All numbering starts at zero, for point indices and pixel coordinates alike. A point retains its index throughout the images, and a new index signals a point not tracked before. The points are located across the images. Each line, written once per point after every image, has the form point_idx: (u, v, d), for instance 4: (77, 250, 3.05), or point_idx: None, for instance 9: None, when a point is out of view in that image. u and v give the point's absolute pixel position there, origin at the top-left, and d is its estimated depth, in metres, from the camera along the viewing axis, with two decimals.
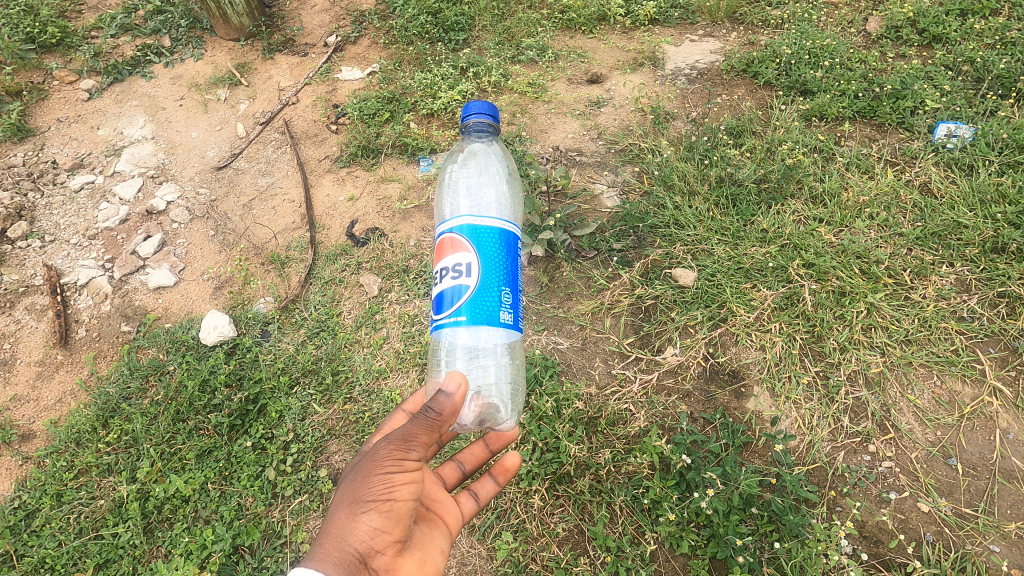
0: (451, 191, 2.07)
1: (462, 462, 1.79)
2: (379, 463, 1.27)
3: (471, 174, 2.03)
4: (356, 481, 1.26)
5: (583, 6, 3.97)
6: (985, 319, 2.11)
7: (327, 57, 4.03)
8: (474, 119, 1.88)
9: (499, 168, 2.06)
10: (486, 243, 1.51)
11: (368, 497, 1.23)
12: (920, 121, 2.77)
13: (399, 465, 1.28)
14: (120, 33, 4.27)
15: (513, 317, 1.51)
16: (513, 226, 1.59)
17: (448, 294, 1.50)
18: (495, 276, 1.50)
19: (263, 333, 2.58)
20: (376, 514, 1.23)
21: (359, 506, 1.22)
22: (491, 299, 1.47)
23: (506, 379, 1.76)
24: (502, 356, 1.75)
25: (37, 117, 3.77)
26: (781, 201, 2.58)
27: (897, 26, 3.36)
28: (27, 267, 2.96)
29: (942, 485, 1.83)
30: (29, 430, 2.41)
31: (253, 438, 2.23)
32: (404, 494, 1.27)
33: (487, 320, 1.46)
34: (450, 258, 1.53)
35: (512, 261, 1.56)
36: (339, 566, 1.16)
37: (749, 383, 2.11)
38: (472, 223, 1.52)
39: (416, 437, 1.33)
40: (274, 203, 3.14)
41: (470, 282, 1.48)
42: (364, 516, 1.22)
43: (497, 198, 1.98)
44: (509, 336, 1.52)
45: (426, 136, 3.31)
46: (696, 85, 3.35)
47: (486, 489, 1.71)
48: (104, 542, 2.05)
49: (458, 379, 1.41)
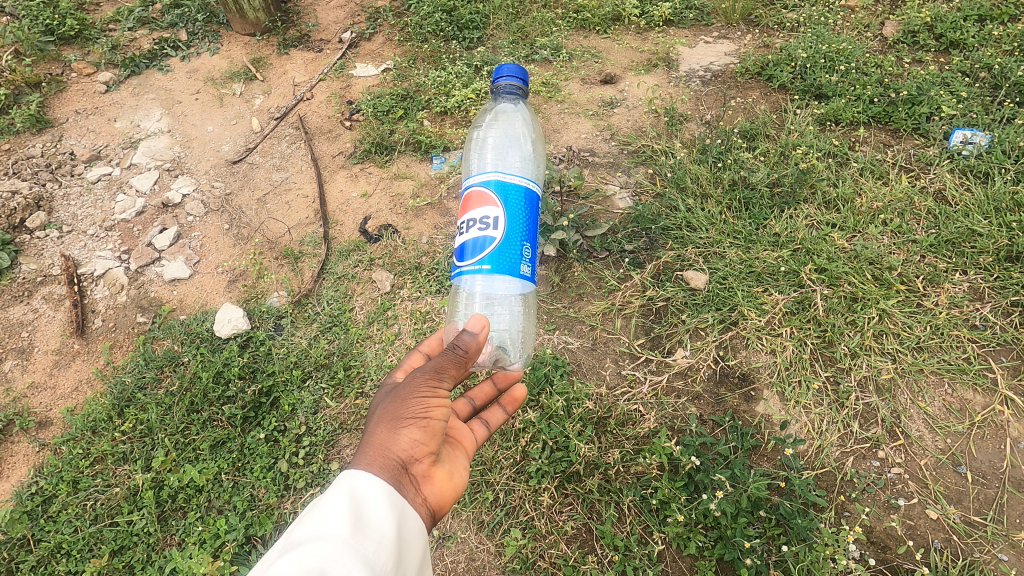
0: (479, 150, 2.12)
1: (472, 398, 1.83)
2: (415, 388, 1.36)
3: (498, 133, 2.06)
4: (394, 402, 1.35)
5: (598, 6, 3.98)
6: (998, 327, 2.11)
7: (342, 53, 4.06)
8: (505, 81, 1.91)
9: (525, 127, 2.09)
10: (512, 199, 1.56)
11: (407, 415, 1.33)
12: (935, 128, 2.77)
13: (434, 391, 1.38)
14: (138, 26, 4.33)
15: (530, 272, 1.58)
16: (535, 186, 1.64)
17: (472, 244, 1.55)
18: (518, 231, 1.56)
19: (276, 326, 2.61)
20: (414, 429, 1.32)
21: (399, 422, 1.31)
22: (513, 252, 1.53)
23: (518, 326, 1.87)
24: (516, 304, 1.86)
25: (55, 108, 3.81)
26: (794, 206, 2.58)
27: (915, 31, 3.35)
28: (45, 257, 3.00)
29: (952, 493, 1.83)
30: (46, 417, 2.45)
31: (267, 430, 2.26)
32: (438, 414, 1.38)
33: (509, 271, 1.52)
34: (476, 210, 1.58)
35: (533, 219, 1.62)
36: (385, 470, 1.24)
37: (760, 387, 2.12)
38: (500, 179, 1.57)
39: (448, 370, 1.39)
40: (288, 198, 3.17)
41: (495, 235, 1.53)
42: (404, 430, 1.31)
43: (522, 158, 2.02)
44: (524, 289, 1.59)
45: (440, 133, 3.33)
46: (711, 87, 3.35)
47: (497, 417, 1.78)
48: (119, 529, 2.08)
49: (481, 322, 1.47)
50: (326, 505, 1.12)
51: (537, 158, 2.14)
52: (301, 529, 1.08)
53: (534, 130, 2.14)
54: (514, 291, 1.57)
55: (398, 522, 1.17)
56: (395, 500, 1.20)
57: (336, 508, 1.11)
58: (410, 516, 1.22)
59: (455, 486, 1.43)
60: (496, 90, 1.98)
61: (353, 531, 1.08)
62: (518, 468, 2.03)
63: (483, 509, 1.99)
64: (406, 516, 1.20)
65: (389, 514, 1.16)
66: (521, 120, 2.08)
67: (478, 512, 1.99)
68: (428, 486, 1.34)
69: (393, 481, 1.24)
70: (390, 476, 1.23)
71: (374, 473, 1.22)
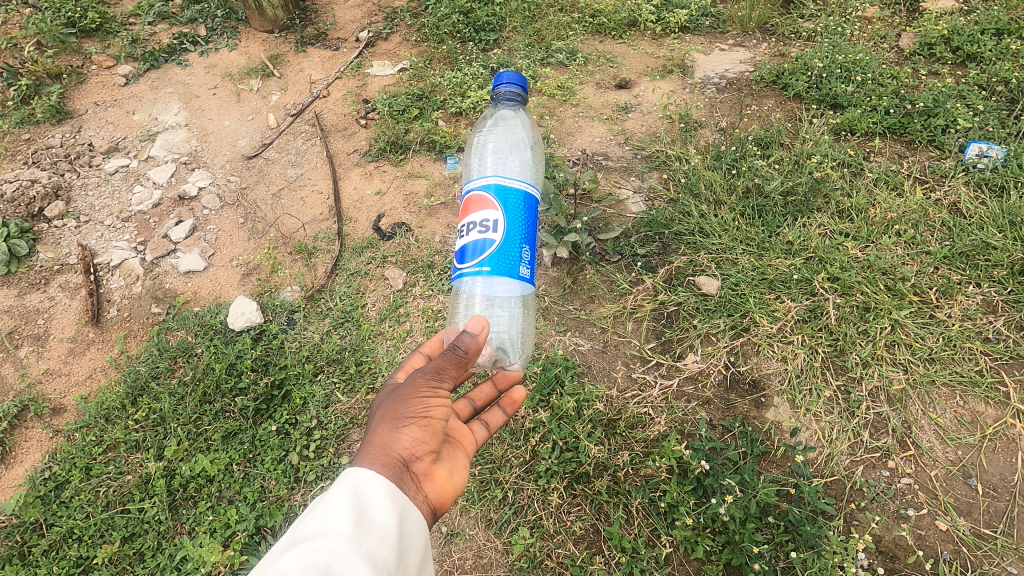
0: (478, 151, 2.12)
1: (472, 399, 1.85)
2: (415, 388, 1.37)
3: (499, 139, 2.05)
4: (396, 402, 1.37)
5: (614, 11, 4.01)
6: (1010, 341, 2.11)
7: (359, 51, 4.09)
8: (503, 89, 1.89)
9: (526, 134, 2.08)
10: (510, 202, 1.57)
11: (408, 414, 1.34)
12: (951, 140, 2.77)
13: (433, 391, 1.39)
14: (157, 20, 4.38)
15: (530, 274, 1.59)
16: (535, 190, 1.65)
17: (472, 246, 1.56)
18: (517, 234, 1.56)
19: (289, 320, 2.63)
20: (415, 428, 1.34)
21: (400, 421, 1.32)
22: (512, 254, 1.54)
23: (517, 327, 1.85)
24: (517, 307, 1.83)
25: (75, 99, 3.86)
26: (808, 214, 2.59)
27: (931, 43, 3.36)
28: (63, 246, 3.03)
29: (961, 505, 1.83)
30: (60, 404, 2.47)
31: (278, 423, 2.28)
32: (439, 413, 1.40)
33: (508, 273, 1.53)
34: (472, 215, 1.60)
35: (533, 221, 1.62)
36: (386, 468, 1.25)
37: (770, 393, 2.12)
38: (499, 183, 1.58)
39: (447, 370, 1.40)
40: (303, 193, 3.20)
41: (495, 237, 1.54)
42: (405, 429, 1.33)
43: (521, 165, 2.01)
44: (523, 291, 1.61)
45: (454, 134, 3.35)
46: (726, 94, 3.36)
47: (496, 419, 1.79)
48: (131, 516, 2.09)
49: (481, 323, 1.46)
50: (330, 502, 1.13)
51: (537, 163, 2.14)
52: (306, 525, 1.09)
53: (534, 135, 2.13)
54: (514, 293, 1.58)
55: (399, 518, 1.18)
56: (397, 498, 1.21)
57: (339, 505, 1.12)
58: (412, 513, 1.23)
59: (456, 484, 1.44)
60: (496, 97, 1.96)
61: (356, 527, 1.09)
62: (528, 467, 2.05)
63: (491, 507, 2.00)
64: (407, 511, 1.22)
65: (391, 511, 1.17)
66: (521, 127, 2.07)
67: (486, 510, 2.00)
68: (428, 484, 1.35)
69: (394, 479, 1.25)
70: (391, 474, 1.25)
71: (376, 471, 1.23)
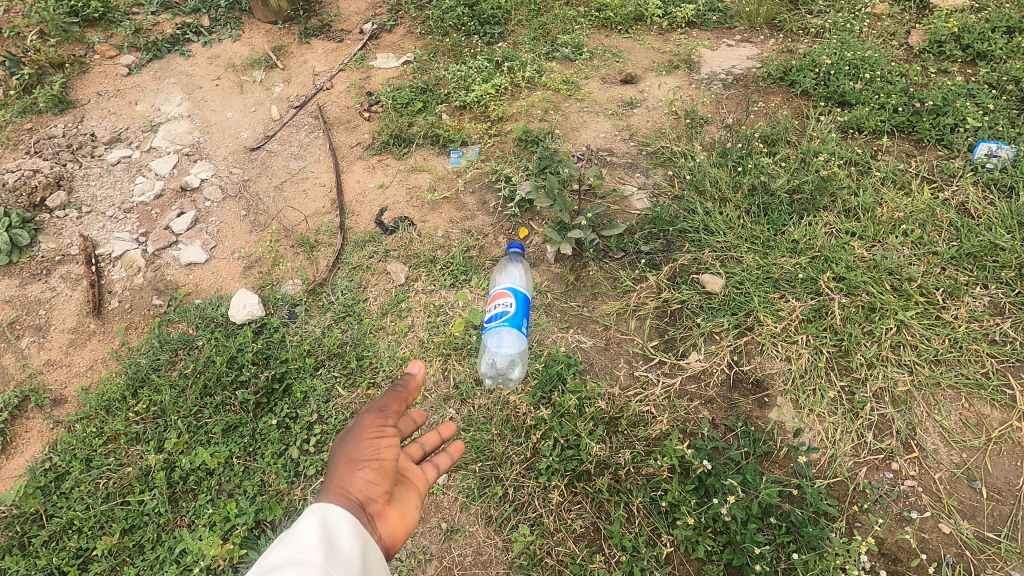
0: None
1: (422, 442, 1.78)
2: (364, 428, 1.44)
3: None
4: (349, 442, 1.42)
5: (620, 5, 3.97)
6: (1018, 344, 2.08)
7: (362, 44, 4.06)
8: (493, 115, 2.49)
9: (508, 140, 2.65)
10: None
11: (360, 457, 1.40)
12: (960, 139, 2.74)
13: (382, 428, 1.47)
14: (161, 10, 4.35)
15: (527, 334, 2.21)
16: None
17: None
18: None
19: (290, 313, 2.62)
20: (367, 470, 1.39)
21: (354, 463, 1.37)
22: (518, 317, 2.18)
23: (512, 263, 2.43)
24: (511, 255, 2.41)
25: (78, 89, 3.84)
26: (814, 213, 2.57)
27: (941, 41, 3.32)
28: (64, 236, 3.02)
29: (965, 508, 1.82)
30: (61, 395, 2.47)
31: (279, 416, 2.27)
32: (389, 452, 1.46)
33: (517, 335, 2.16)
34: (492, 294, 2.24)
35: None
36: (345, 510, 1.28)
37: (773, 393, 2.11)
38: None
39: (391, 406, 1.52)
40: (305, 186, 3.19)
41: None
42: (358, 472, 1.37)
43: None
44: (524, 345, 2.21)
45: (458, 128, 3.32)
46: (732, 91, 3.33)
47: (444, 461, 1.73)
48: (130, 508, 2.08)
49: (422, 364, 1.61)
50: (299, 533, 1.17)
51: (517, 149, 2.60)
52: (277, 556, 1.12)
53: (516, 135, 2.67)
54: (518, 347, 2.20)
55: (362, 550, 1.23)
56: (360, 535, 1.26)
57: (307, 537, 1.16)
58: (373, 548, 1.28)
59: (411, 524, 1.46)
60: None
61: (326, 556, 1.13)
62: (529, 464, 2.04)
63: (491, 504, 2.00)
64: (369, 547, 1.27)
65: (355, 541, 1.23)
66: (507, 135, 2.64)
67: (486, 507, 2.00)
68: (383, 526, 1.38)
69: (354, 522, 1.27)
70: (351, 517, 1.27)
71: (337, 514, 1.26)
